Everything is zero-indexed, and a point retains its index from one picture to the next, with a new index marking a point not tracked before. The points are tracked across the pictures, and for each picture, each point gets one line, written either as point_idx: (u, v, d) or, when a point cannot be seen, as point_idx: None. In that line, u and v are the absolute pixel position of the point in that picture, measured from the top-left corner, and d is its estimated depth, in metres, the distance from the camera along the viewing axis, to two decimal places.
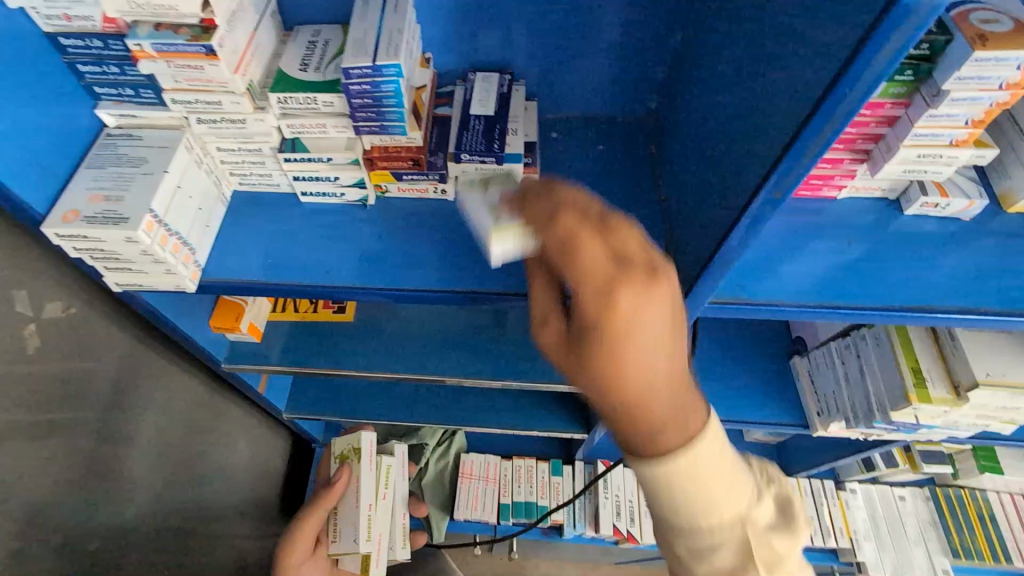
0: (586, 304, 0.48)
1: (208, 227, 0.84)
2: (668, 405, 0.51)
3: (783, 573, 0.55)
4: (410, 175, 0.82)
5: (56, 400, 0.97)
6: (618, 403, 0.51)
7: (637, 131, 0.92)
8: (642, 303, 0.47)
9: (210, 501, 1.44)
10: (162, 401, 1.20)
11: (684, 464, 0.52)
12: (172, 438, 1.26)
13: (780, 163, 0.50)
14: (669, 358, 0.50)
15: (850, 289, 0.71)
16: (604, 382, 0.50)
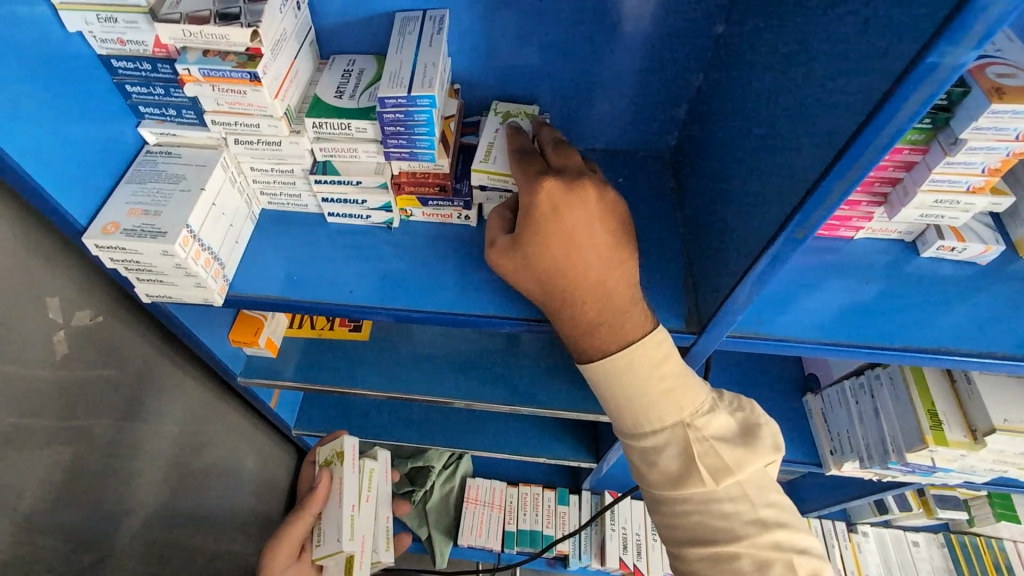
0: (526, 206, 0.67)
1: (238, 242, 0.87)
2: (598, 312, 0.69)
3: (729, 478, 0.68)
4: (436, 201, 0.85)
5: (77, 405, 0.98)
6: (556, 303, 0.69)
7: (656, 165, 0.95)
8: (564, 208, 0.66)
9: (215, 514, 1.44)
10: (175, 411, 1.22)
11: (618, 362, 0.69)
12: (182, 447, 1.27)
13: (805, 205, 0.52)
14: (603, 278, 0.67)
15: (866, 328, 0.72)
16: (543, 286, 0.69)
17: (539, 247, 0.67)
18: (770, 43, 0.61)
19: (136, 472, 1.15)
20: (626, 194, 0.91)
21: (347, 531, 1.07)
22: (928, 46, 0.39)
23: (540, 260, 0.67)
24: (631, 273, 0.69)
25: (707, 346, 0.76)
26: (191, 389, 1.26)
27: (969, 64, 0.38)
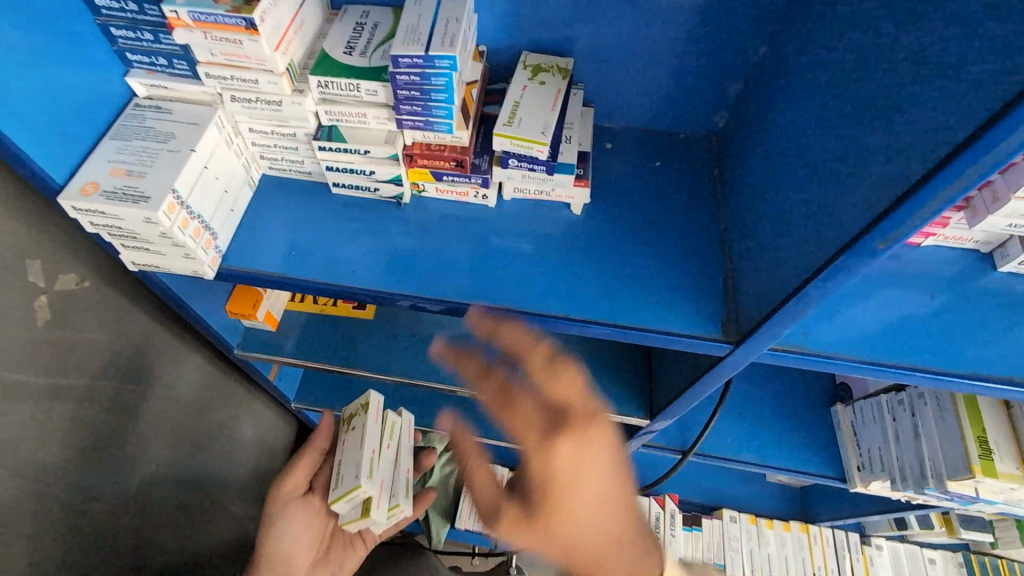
0: (530, 457, 0.58)
1: (233, 211, 0.80)
2: (598, 553, 0.57)
3: None
4: (451, 176, 0.77)
5: (64, 367, 0.93)
6: (569, 542, 0.57)
7: (698, 149, 0.85)
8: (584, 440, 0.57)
9: (212, 481, 1.42)
10: (168, 378, 1.17)
11: (608, 526, 0.58)
12: (176, 421, 1.24)
13: (893, 212, 0.43)
14: (600, 502, 0.58)
15: (927, 349, 0.63)
16: (554, 543, 0.57)
17: (531, 426, 0.58)
18: (859, 12, 0.51)
19: (128, 449, 1.12)
20: (662, 180, 0.82)
21: (364, 470, 0.94)
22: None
23: (527, 419, 0.59)
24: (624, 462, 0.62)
25: (743, 358, 0.68)
26: (189, 357, 1.21)
27: None
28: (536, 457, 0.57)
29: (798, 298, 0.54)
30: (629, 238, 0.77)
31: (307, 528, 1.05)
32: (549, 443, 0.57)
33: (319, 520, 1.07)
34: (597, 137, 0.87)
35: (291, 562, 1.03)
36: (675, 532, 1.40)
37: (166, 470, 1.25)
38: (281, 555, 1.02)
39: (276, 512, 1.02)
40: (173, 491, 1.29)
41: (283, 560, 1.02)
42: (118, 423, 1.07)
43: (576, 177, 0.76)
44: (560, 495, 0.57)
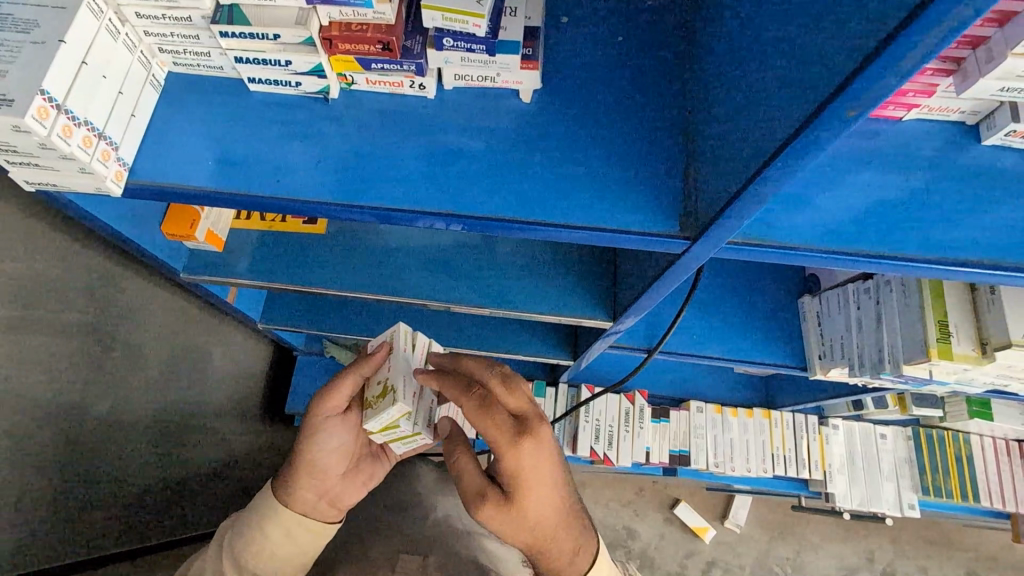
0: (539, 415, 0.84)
1: (136, 117, 0.69)
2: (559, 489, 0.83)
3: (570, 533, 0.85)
4: (380, 64, 0.67)
5: (32, 296, 1.03)
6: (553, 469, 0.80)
7: (665, 18, 0.75)
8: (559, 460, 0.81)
9: (184, 397, 1.44)
10: (144, 297, 1.29)
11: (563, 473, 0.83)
12: (123, 359, 1.24)
13: (865, 71, 0.36)
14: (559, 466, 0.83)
15: (895, 235, 0.59)
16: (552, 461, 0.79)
17: (545, 457, 0.77)
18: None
19: (68, 386, 1.11)
20: (623, 58, 0.72)
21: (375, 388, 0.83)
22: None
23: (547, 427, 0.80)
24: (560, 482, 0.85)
25: (702, 254, 0.64)
26: (138, 294, 1.27)
27: None
28: (543, 458, 0.77)
29: (757, 182, 0.49)
30: (587, 127, 0.69)
31: (346, 443, 0.94)
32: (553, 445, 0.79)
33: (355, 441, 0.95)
34: (551, 10, 0.75)
35: (327, 472, 0.94)
36: (644, 424, 1.47)
37: (117, 406, 1.24)
38: (318, 465, 0.92)
39: (315, 426, 0.89)
40: (137, 425, 1.30)
41: (320, 470, 0.93)
42: (73, 362, 1.12)
43: (524, 58, 0.67)
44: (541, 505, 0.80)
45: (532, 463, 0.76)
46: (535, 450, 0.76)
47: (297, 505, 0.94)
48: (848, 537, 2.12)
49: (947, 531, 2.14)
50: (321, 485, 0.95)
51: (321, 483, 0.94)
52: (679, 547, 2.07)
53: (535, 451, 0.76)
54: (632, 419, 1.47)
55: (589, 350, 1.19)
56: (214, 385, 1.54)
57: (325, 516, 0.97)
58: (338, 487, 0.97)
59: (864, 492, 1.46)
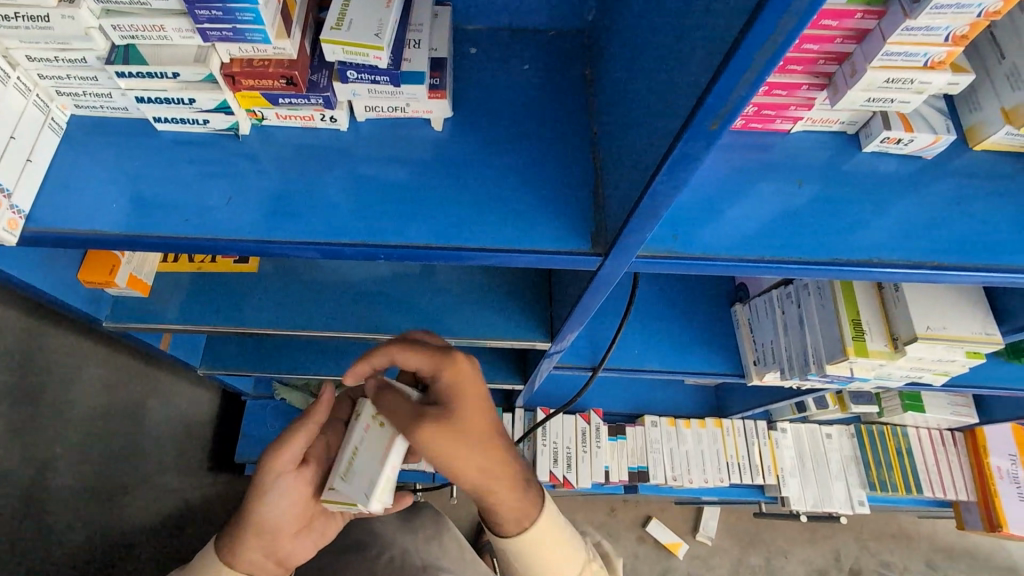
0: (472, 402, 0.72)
1: (32, 162, 0.66)
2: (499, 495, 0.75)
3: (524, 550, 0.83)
4: (288, 98, 0.67)
5: None
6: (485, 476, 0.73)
7: (570, 47, 0.78)
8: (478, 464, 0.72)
9: (125, 448, 1.40)
10: (73, 350, 1.33)
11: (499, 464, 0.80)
12: (52, 411, 1.29)
13: (715, 83, 0.39)
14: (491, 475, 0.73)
15: (795, 241, 0.62)
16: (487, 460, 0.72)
17: (463, 446, 0.70)
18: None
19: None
20: (532, 84, 0.75)
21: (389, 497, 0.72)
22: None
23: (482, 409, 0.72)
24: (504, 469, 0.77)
25: (617, 268, 0.65)
26: (64, 347, 1.32)
27: None
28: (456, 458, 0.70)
29: (648, 197, 0.51)
30: (500, 152, 0.70)
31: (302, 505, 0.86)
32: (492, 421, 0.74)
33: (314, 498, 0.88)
34: (460, 42, 0.78)
35: (279, 530, 0.85)
36: (601, 443, 1.47)
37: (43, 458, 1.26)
38: (267, 522, 0.83)
39: (265, 485, 0.82)
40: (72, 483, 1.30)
41: (269, 528, 0.84)
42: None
43: (431, 88, 0.68)
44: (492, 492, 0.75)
45: (433, 451, 0.69)
46: (445, 436, 0.69)
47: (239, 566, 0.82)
48: (813, 539, 2.15)
49: (905, 526, 2.20)
50: (271, 544, 0.85)
51: (271, 543, 0.85)
52: (652, 567, 2.05)
53: (460, 436, 0.69)
54: (588, 439, 1.47)
55: (536, 371, 1.19)
56: (158, 443, 1.47)
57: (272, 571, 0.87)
58: (289, 546, 0.87)
59: (816, 493, 1.49)
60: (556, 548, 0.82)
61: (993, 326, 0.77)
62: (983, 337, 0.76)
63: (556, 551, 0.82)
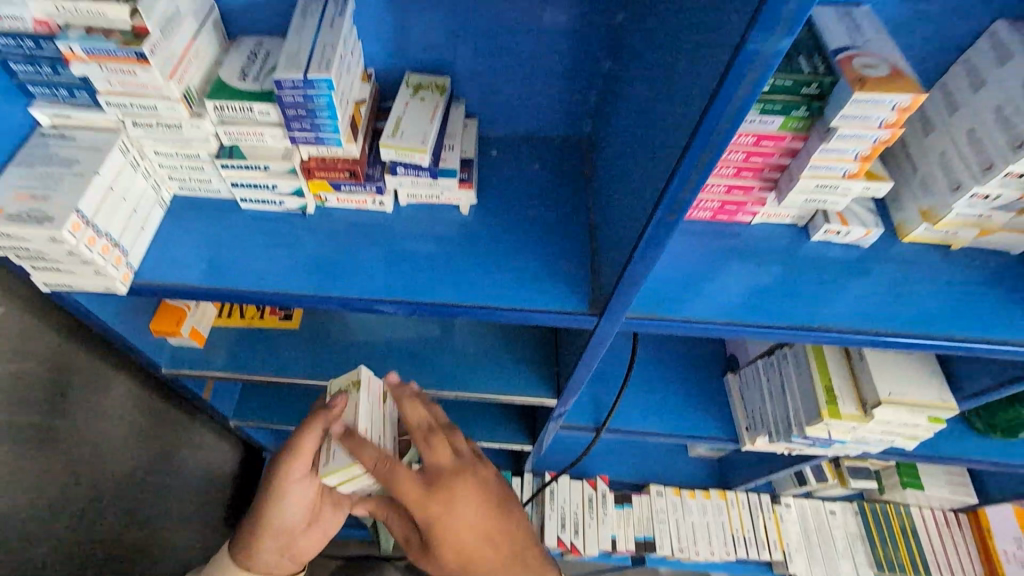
0: (460, 511, 0.88)
1: (144, 230, 0.84)
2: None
3: None
4: (348, 186, 0.85)
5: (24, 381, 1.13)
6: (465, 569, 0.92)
7: (572, 152, 0.96)
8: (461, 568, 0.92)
9: (164, 484, 1.49)
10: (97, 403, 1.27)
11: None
12: (87, 464, 1.29)
13: (670, 185, 0.54)
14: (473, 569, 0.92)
15: (759, 310, 0.74)
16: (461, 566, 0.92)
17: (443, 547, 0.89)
18: (661, 22, 0.62)
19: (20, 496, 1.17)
20: (541, 179, 0.92)
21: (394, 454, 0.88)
22: (746, 36, 0.41)
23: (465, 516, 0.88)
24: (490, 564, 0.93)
25: (610, 327, 0.77)
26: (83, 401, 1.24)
27: (784, 51, 0.42)
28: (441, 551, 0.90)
29: (630, 268, 0.65)
30: (515, 231, 0.86)
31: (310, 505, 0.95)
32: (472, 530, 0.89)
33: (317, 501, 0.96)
34: (484, 145, 0.96)
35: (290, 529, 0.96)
36: (607, 509, 1.51)
37: (90, 511, 1.31)
38: (279, 523, 0.94)
39: (274, 492, 0.89)
40: (109, 532, 1.37)
41: (281, 528, 0.95)
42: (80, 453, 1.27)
43: (462, 181, 0.85)
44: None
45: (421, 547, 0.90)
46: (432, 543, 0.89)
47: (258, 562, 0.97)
48: None
49: None
50: (284, 542, 0.97)
51: (285, 541, 0.97)
52: None
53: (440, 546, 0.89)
54: (595, 505, 1.51)
55: (543, 432, 1.27)
56: (184, 483, 1.55)
57: (286, 566, 1.01)
58: (301, 540, 0.98)
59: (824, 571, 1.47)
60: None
61: (947, 393, 0.87)
62: (939, 403, 0.86)
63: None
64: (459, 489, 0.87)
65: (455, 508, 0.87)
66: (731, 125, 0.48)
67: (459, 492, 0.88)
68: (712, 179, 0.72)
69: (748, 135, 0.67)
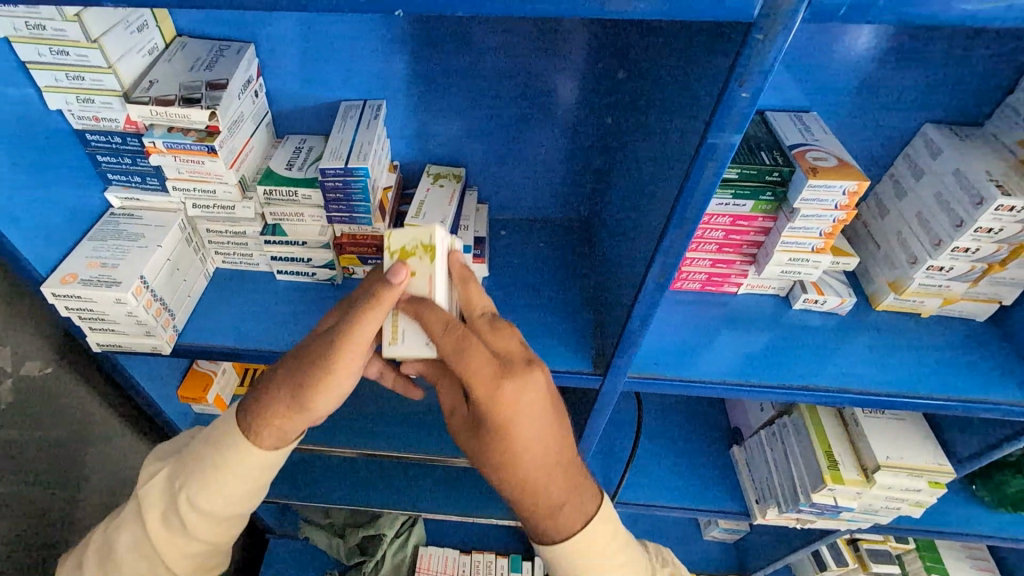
0: (519, 421, 0.62)
1: (190, 297, 0.94)
2: (557, 493, 0.66)
3: None
4: (374, 260, 0.95)
5: None
6: (525, 499, 0.66)
7: (572, 233, 1.07)
8: (520, 494, 0.66)
9: None
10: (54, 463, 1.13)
11: (569, 547, 0.67)
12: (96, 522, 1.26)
13: (657, 253, 0.62)
14: (535, 487, 0.65)
15: (751, 370, 0.80)
16: (517, 483, 0.65)
17: (491, 463, 0.66)
18: (644, 123, 0.74)
19: None
20: (545, 256, 1.02)
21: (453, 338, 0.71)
22: (707, 130, 0.52)
23: (527, 428, 0.63)
24: (557, 494, 0.66)
25: (613, 386, 0.82)
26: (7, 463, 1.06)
27: (737, 144, 0.52)
28: (492, 474, 0.67)
29: (628, 329, 0.72)
30: (523, 300, 0.94)
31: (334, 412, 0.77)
32: (542, 456, 0.64)
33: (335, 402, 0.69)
34: (494, 226, 1.07)
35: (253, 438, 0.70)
36: None
37: None
38: (246, 427, 0.70)
39: (275, 396, 0.69)
40: None
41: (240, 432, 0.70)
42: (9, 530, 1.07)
43: (476, 256, 0.95)
44: (532, 512, 0.67)
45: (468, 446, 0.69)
46: (482, 449, 0.65)
47: (207, 501, 0.70)
48: None
49: None
50: (228, 467, 0.70)
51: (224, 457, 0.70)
52: None
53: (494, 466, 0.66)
54: None
55: None
56: None
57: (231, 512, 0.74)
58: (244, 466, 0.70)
59: None
60: (604, 555, 0.68)
61: (943, 456, 0.90)
62: (936, 466, 0.89)
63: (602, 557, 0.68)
64: (521, 398, 0.62)
65: (520, 411, 0.62)
66: (705, 199, 0.57)
67: (521, 406, 0.62)
68: (697, 254, 0.83)
69: (725, 216, 0.78)
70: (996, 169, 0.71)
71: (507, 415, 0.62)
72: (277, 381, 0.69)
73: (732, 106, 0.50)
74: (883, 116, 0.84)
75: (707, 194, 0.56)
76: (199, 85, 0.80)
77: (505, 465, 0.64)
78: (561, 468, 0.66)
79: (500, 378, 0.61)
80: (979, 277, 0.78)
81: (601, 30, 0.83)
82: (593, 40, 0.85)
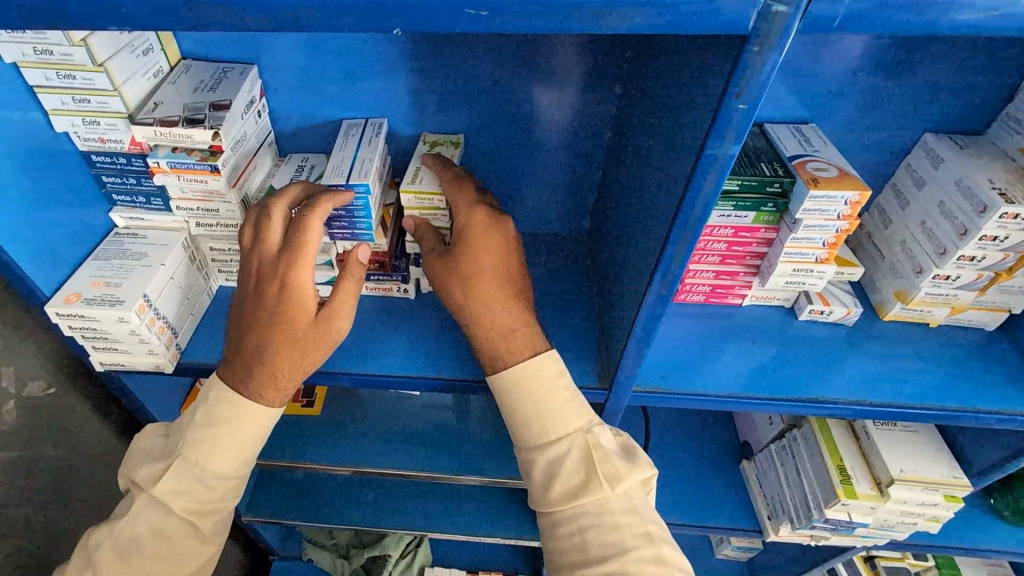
0: (476, 228, 0.74)
1: (193, 315, 0.94)
2: (513, 327, 0.73)
3: None
4: (376, 276, 0.95)
5: None
6: (484, 323, 0.73)
7: (575, 248, 1.07)
8: (481, 315, 0.73)
9: None
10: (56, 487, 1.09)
11: (534, 402, 0.72)
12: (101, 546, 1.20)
13: (659, 265, 0.62)
14: (500, 314, 0.73)
15: (758, 383, 0.79)
16: (473, 303, 0.73)
17: (452, 283, 0.73)
18: (642, 135, 0.74)
19: None
20: (547, 270, 1.02)
21: None
22: (705, 141, 0.51)
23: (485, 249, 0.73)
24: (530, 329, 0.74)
25: (619, 400, 0.81)
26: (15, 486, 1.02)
27: (736, 154, 0.51)
28: (453, 292, 0.73)
29: (631, 341, 0.71)
30: None
31: None
32: (495, 268, 0.73)
33: (308, 318, 0.73)
34: None
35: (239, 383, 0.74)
36: None
37: None
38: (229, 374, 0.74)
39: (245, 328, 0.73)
40: None
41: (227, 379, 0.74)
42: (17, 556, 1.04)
43: None
44: (496, 339, 0.73)
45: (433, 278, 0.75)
46: (446, 268, 0.74)
47: (225, 463, 0.75)
48: None
49: None
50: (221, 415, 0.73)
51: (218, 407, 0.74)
52: None
53: (455, 270, 0.73)
54: None
55: None
56: None
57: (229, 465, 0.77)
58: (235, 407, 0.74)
59: None
60: (548, 394, 0.72)
61: (959, 470, 0.88)
62: (953, 480, 0.87)
63: (554, 405, 0.72)
64: (486, 224, 0.74)
65: (478, 226, 0.74)
66: (705, 209, 0.56)
67: (486, 233, 0.74)
68: (700, 266, 0.82)
69: (726, 228, 0.77)
70: (998, 176, 0.71)
71: (477, 226, 0.74)
72: (243, 334, 0.73)
73: (729, 118, 0.49)
74: (884, 126, 0.84)
75: (707, 204, 0.55)
76: (202, 106, 0.81)
77: (463, 278, 0.73)
78: (510, 278, 0.74)
79: (455, 188, 0.76)
80: (988, 285, 0.77)
81: (598, 45, 0.84)
82: (592, 56, 0.85)
